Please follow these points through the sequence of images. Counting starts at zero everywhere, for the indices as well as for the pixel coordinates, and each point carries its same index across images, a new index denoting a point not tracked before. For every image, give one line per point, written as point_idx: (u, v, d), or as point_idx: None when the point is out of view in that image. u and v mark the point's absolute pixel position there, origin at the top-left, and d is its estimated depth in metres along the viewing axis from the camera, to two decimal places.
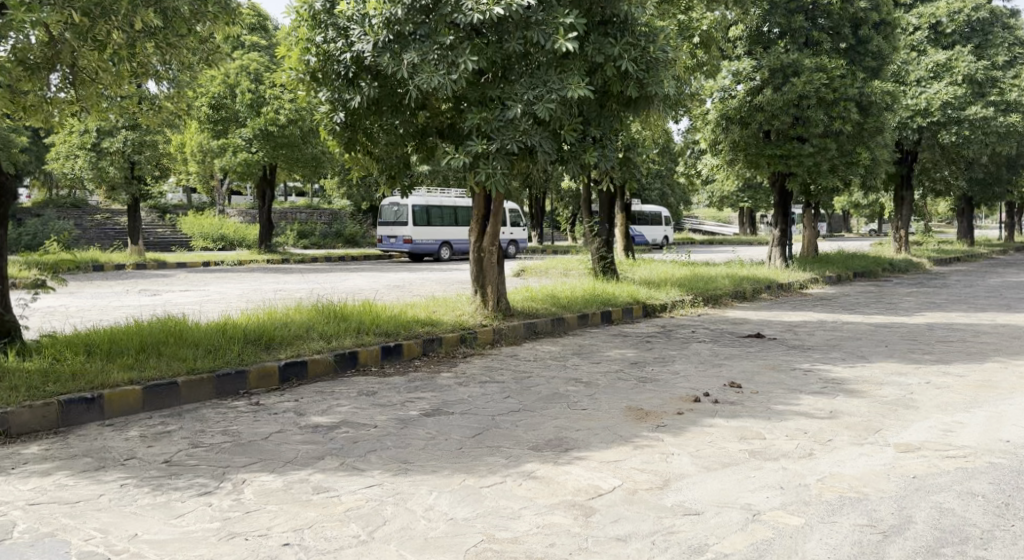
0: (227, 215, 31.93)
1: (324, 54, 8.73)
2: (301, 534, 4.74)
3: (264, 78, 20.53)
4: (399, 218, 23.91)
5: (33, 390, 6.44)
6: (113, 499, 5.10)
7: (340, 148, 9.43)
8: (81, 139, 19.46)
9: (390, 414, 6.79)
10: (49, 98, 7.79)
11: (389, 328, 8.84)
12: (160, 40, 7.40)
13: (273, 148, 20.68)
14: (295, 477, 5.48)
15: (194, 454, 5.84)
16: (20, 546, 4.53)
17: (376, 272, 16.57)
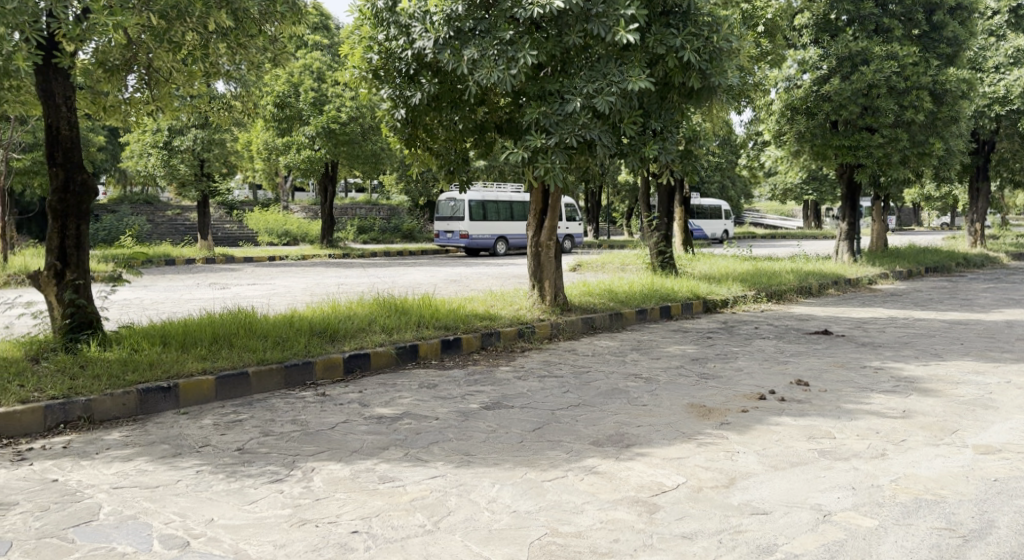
0: (291, 212, 32.43)
1: (386, 52, 8.83)
2: (369, 523, 4.79)
3: (326, 76, 20.72)
4: (456, 213, 24.04)
5: (114, 378, 6.62)
6: (190, 484, 5.22)
7: (401, 144, 9.53)
8: (154, 137, 19.93)
9: (451, 407, 6.83)
10: (122, 100, 8.10)
11: (448, 321, 8.89)
12: (231, 40, 7.56)
13: (335, 146, 20.81)
14: (361, 467, 5.55)
15: (265, 442, 5.94)
16: (105, 528, 4.66)
17: (434, 267, 16.68)
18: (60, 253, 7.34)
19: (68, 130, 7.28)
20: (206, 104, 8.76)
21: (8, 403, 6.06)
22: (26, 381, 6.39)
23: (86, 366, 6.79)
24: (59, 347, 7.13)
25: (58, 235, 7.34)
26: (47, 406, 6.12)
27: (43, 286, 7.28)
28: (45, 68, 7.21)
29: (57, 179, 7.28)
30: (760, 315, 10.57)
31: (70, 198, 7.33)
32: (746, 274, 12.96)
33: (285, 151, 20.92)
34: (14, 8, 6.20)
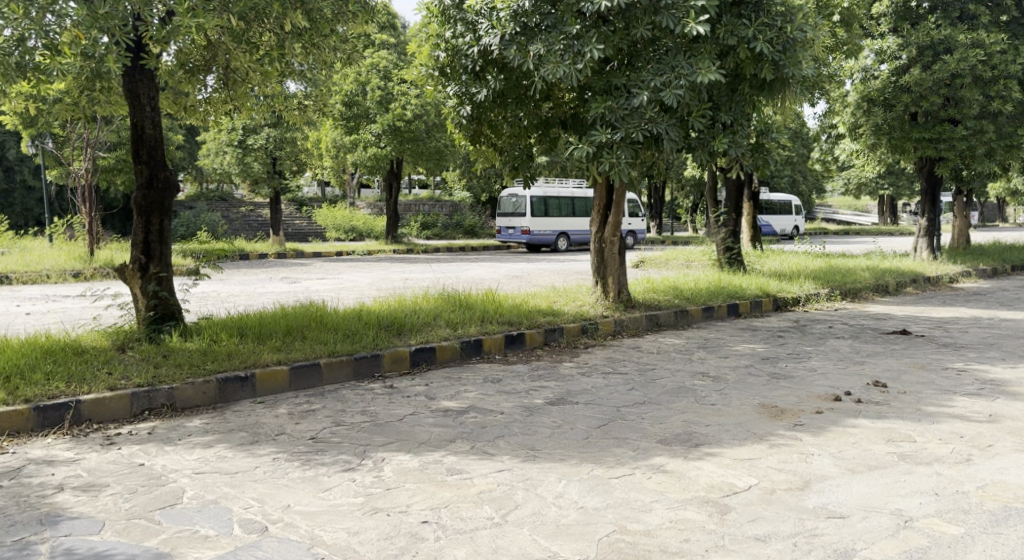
0: (357, 208, 32.82)
1: (452, 49, 8.92)
2: (438, 514, 4.83)
3: (392, 74, 20.92)
4: (518, 209, 24.06)
5: (195, 367, 6.81)
6: (267, 471, 5.35)
7: (466, 140, 9.58)
8: (229, 136, 20.41)
9: (516, 402, 6.84)
10: (199, 100, 8.48)
11: (512, 317, 8.89)
12: (306, 41, 7.67)
13: (400, 143, 20.96)
14: (429, 459, 5.60)
15: (337, 433, 6.05)
16: (189, 511, 4.78)
17: (497, 263, 16.75)
18: (144, 247, 7.55)
19: (152, 129, 7.47)
20: (284, 102, 8.94)
21: (97, 389, 6.28)
22: (113, 369, 6.61)
23: (168, 356, 6.98)
24: (143, 337, 7.35)
25: (142, 229, 7.55)
26: (133, 393, 6.32)
27: (128, 279, 7.49)
28: (131, 70, 7.39)
29: (142, 176, 7.51)
30: (833, 313, 10.35)
31: (153, 195, 7.52)
32: (816, 271, 12.71)
33: (352, 149, 21.11)
34: (106, 11, 6.33)
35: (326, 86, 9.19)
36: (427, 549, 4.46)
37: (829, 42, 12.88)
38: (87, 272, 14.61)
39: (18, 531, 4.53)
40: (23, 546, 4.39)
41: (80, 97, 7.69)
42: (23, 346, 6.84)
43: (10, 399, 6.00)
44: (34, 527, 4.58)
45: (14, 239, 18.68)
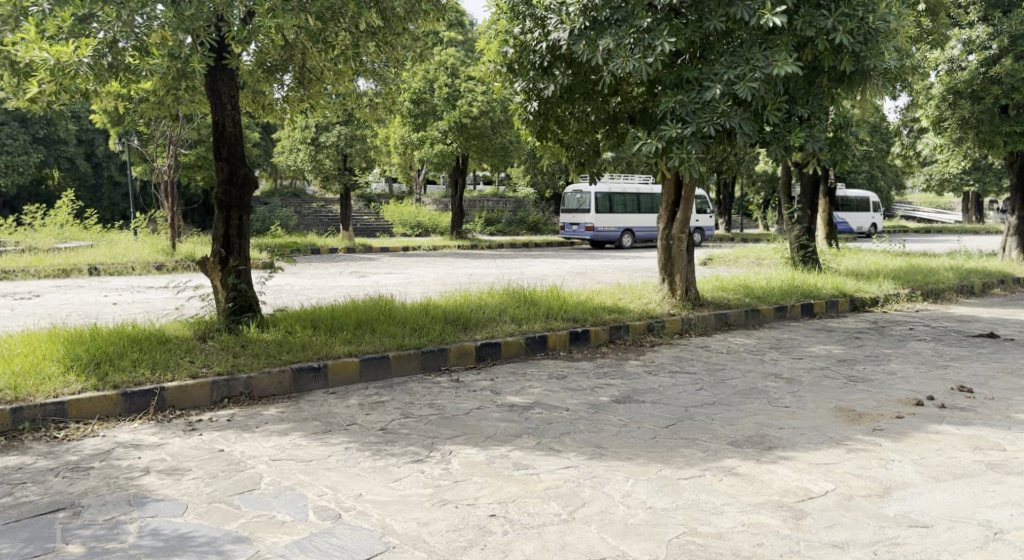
0: (423, 204, 33.09)
1: (521, 45, 8.92)
2: (506, 508, 4.82)
3: (459, 72, 20.98)
4: (583, 206, 23.96)
5: (270, 357, 6.98)
6: (340, 460, 5.47)
7: (533, 136, 9.57)
8: (302, 134, 20.76)
9: (581, 399, 6.78)
10: (277, 98, 8.80)
11: (578, 313, 8.84)
12: (380, 38, 7.78)
13: (465, 140, 21.00)
14: (496, 453, 5.60)
15: (405, 424, 6.13)
16: (266, 497, 4.90)
17: (561, 259, 16.70)
18: (224, 241, 7.75)
19: (233, 127, 7.67)
20: (356, 100, 9.10)
21: (180, 377, 6.48)
22: (195, 357, 6.81)
23: (246, 346, 7.17)
24: (223, 327, 7.57)
25: (222, 224, 7.75)
26: (214, 381, 6.51)
27: (208, 271, 7.71)
28: (214, 68, 7.62)
29: (222, 173, 7.67)
30: (913, 315, 10.04)
31: (233, 190, 7.71)
32: (895, 271, 12.35)
33: (420, 145, 21.29)
34: (192, 13, 6.46)
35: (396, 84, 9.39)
36: (495, 542, 4.46)
37: (915, 32, 12.58)
38: (169, 264, 14.96)
39: (108, 511, 4.69)
40: (112, 525, 4.53)
41: (166, 96, 7.92)
42: (111, 335, 7.08)
43: (100, 385, 6.22)
44: (123, 507, 4.73)
45: (100, 231, 19.39)
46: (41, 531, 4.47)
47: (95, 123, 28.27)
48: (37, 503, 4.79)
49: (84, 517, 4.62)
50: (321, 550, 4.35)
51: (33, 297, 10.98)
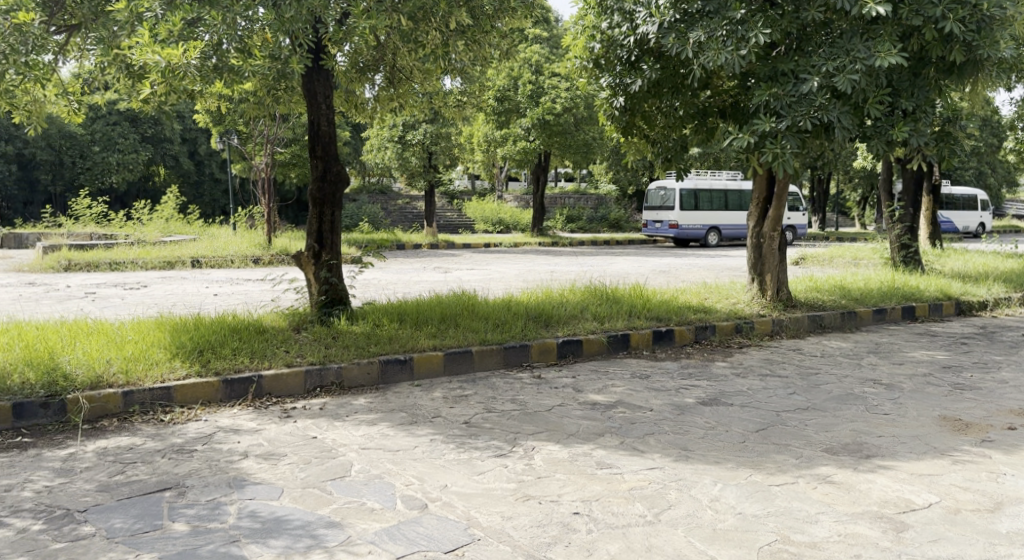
0: (504, 201, 33.18)
1: (607, 40, 8.80)
2: (590, 506, 4.73)
3: (544, 69, 20.88)
4: (666, 203, 23.67)
5: (359, 349, 7.05)
6: (426, 451, 5.47)
7: (618, 132, 9.46)
8: (390, 132, 21.02)
9: (666, 399, 6.63)
10: (367, 98, 8.90)
11: (661, 312, 8.68)
12: (469, 37, 7.88)
13: (548, 137, 20.87)
14: (579, 451, 5.51)
15: (488, 418, 6.09)
16: (356, 484, 4.93)
17: (643, 257, 16.54)
18: (318, 236, 7.92)
19: (327, 126, 7.80)
20: (444, 98, 9.39)
21: (276, 365, 6.61)
22: (289, 348, 6.93)
23: (337, 338, 7.29)
24: (316, 319, 7.74)
25: (316, 220, 7.92)
26: (307, 369, 6.61)
27: (303, 265, 7.92)
28: (311, 70, 7.74)
29: (316, 170, 7.85)
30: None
31: (326, 186, 7.88)
32: (1001, 273, 11.79)
33: (503, 142, 21.37)
34: (291, 15, 6.47)
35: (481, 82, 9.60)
36: (580, 540, 4.37)
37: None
38: (266, 258, 15.31)
39: (210, 492, 4.77)
40: (214, 505, 4.61)
41: (266, 96, 8.18)
42: (212, 324, 7.27)
43: (203, 371, 6.38)
44: (223, 489, 4.81)
45: (202, 225, 20.04)
46: (150, 508, 4.56)
47: (198, 122, 29.15)
48: (146, 481, 4.90)
49: (188, 497, 4.70)
50: (408, 538, 4.35)
51: (139, 288, 11.38)
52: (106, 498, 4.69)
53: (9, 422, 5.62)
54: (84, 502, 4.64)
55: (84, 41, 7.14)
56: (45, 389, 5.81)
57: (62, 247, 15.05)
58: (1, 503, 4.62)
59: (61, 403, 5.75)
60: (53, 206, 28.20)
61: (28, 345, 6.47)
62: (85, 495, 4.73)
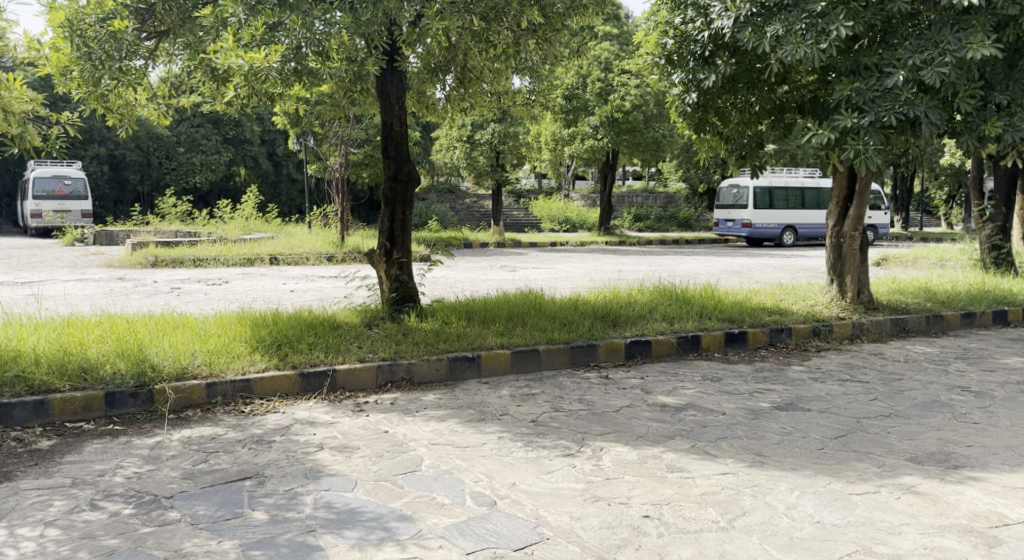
0: (571, 200, 33.06)
1: (681, 36, 8.67)
2: (661, 510, 4.61)
3: (613, 66, 20.59)
4: (739, 201, 23.28)
5: (429, 346, 7.04)
6: (494, 448, 5.41)
7: (690, 130, 9.30)
8: (458, 132, 21.09)
9: (739, 403, 6.45)
10: (438, 98, 8.91)
11: (733, 314, 8.46)
12: (540, 35, 7.86)
13: (617, 134, 20.67)
14: (648, 453, 5.39)
15: (556, 417, 6.01)
16: (427, 479, 4.90)
17: (714, 257, 16.25)
18: (389, 235, 7.95)
19: (399, 127, 7.81)
20: (511, 97, 9.35)
21: (349, 361, 6.63)
22: (362, 343, 6.96)
23: (407, 334, 7.30)
24: (387, 316, 7.76)
25: (388, 219, 7.95)
26: (379, 365, 6.62)
27: (375, 263, 7.96)
28: (385, 71, 7.79)
29: (388, 170, 7.88)
30: None
31: (398, 186, 7.91)
32: None
33: (570, 140, 21.30)
34: (368, 18, 6.49)
35: (551, 81, 9.56)
36: (650, 544, 4.27)
37: None
38: (339, 256, 15.49)
39: (287, 482, 4.80)
40: (292, 495, 4.63)
41: (342, 98, 8.27)
42: (289, 320, 7.36)
43: (281, 364, 6.44)
44: (300, 479, 4.84)
45: (279, 223, 20.41)
46: (232, 497, 4.61)
47: (277, 123, 29.60)
48: (227, 470, 4.94)
49: (267, 486, 4.74)
50: (478, 534, 4.30)
51: (221, 283, 11.60)
52: (191, 485, 4.75)
53: (101, 410, 5.73)
54: (170, 488, 4.70)
55: (174, 47, 7.25)
56: (134, 379, 5.90)
57: (149, 244, 15.46)
58: (94, 487, 4.70)
59: (149, 392, 5.85)
60: (139, 205, 29.09)
61: (119, 336, 6.58)
62: (172, 482, 4.79)
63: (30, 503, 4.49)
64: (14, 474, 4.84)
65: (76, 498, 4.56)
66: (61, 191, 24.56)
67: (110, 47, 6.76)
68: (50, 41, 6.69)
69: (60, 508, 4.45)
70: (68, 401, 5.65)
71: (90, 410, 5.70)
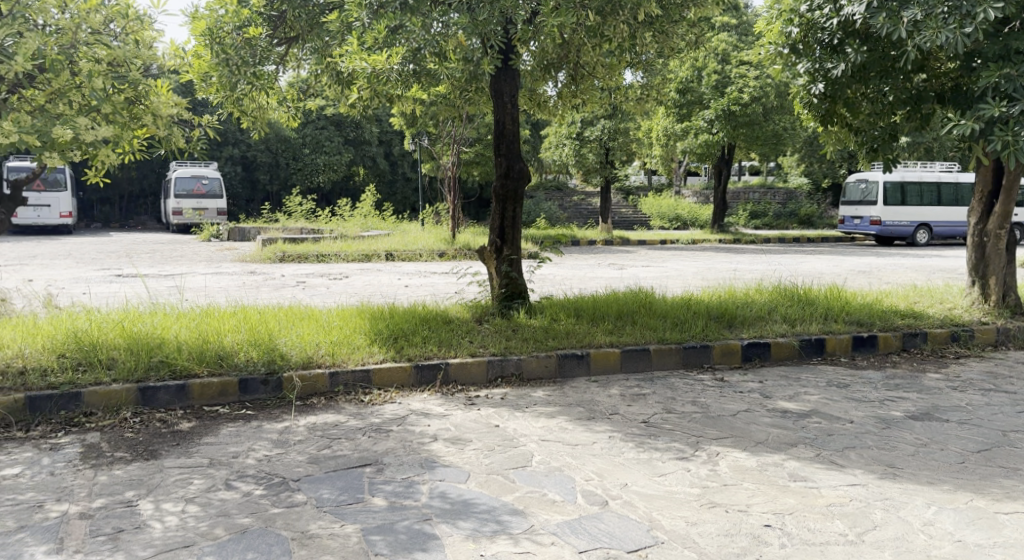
0: (683, 197, 32.53)
1: (807, 24, 8.37)
2: (783, 519, 4.35)
3: (730, 58, 20.17)
4: (868, 197, 22.38)
5: (539, 343, 6.91)
6: (605, 447, 5.24)
7: (817, 123, 8.88)
8: (568, 129, 20.99)
9: (868, 411, 6.08)
10: (550, 95, 8.83)
11: (862, 317, 8.03)
12: (658, 28, 7.69)
13: (733, 129, 20.02)
14: (769, 460, 5.11)
15: (668, 419, 5.79)
16: (538, 475, 4.77)
17: (839, 255, 15.57)
18: (500, 232, 7.86)
19: (512, 125, 7.75)
20: (623, 92, 9.15)
21: (461, 355, 6.58)
22: (474, 338, 6.90)
23: (517, 331, 7.19)
24: (497, 313, 7.69)
25: (498, 215, 7.86)
26: (489, 359, 6.54)
27: (486, 259, 7.90)
28: (498, 70, 7.74)
29: (500, 167, 7.83)
30: None
31: (509, 183, 7.82)
32: None
33: (683, 135, 20.94)
34: (485, 18, 6.46)
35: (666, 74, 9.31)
36: (773, 554, 4.03)
37: None
38: (450, 253, 15.62)
39: (404, 470, 4.76)
40: (408, 484, 4.59)
41: (458, 96, 8.29)
42: (406, 313, 7.38)
43: (397, 357, 6.44)
44: (416, 469, 4.79)
45: (395, 222, 20.76)
46: (353, 482, 4.60)
47: (394, 124, 30.09)
48: (349, 457, 4.94)
49: (386, 474, 4.71)
50: (590, 533, 4.15)
51: (342, 278, 11.77)
52: (316, 470, 4.76)
53: (235, 395, 5.84)
54: (297, 472, 4.73)
55: (303, 52, 7.37)
56: (265, 367, 6.01)
57: (277, 240, 15.95)
58: (229, 467, 4.77)
59: (278, 379, 5.93)
60: (269, 203, 30.14)
61: (251, 326, 6.70)
62: (299, 465, 4.82)
63: (172, 480, 4.58)
64: (158, 453, 4.96)
65: (213, 477, 4.63)
66: (200, 190, 25.61)
67: (245, 53, 6.95)
68: (193, 50, 6.81)
69: (198, 486, 4.52)
70: (207, 386, 5.78)
71: (225, 395, 5.82)
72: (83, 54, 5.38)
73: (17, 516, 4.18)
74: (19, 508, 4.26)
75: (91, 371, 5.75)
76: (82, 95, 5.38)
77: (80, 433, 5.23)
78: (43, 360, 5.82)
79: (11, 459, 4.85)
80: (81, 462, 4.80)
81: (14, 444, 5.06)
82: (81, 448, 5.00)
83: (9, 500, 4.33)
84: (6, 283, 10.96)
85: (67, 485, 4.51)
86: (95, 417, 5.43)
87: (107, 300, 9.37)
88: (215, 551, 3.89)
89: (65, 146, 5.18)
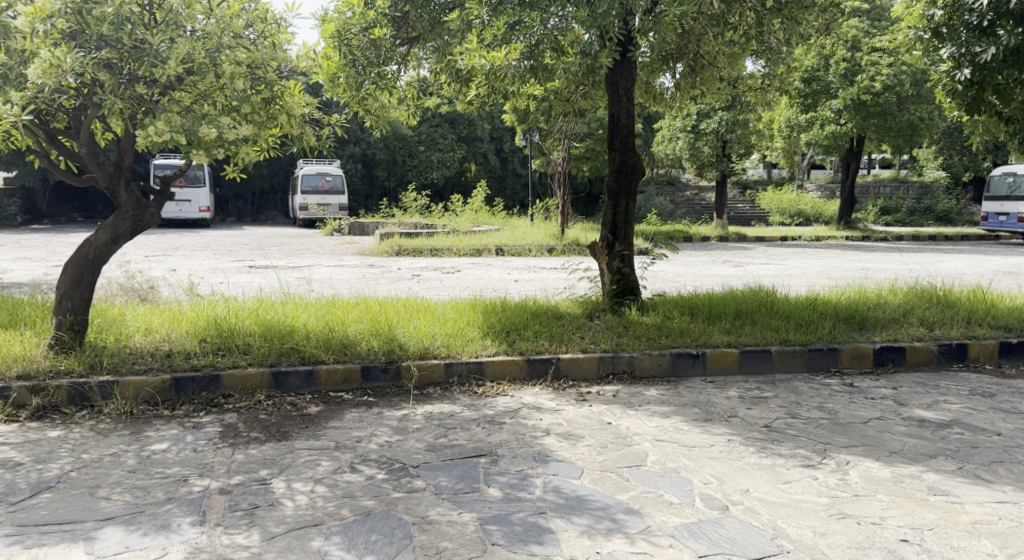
0: (805, 191, 31.46)
1: (953, 6, 7.91)
2: (922, 535, 4.02)
3: (861, 44, 19.31)
4: (1015, 192, 21.14)
5: (653, 341, 6.69)
6: (724, 450, 4.99)
7: (961, 111, 8.27)
8: (684, 122, 20.59)
9: (1017, 424, 5.60)
10: (667, 87, 8.56)
11: (1009, 322, 7.48)
12: (786, 14, 7.46)
13: (863, 119, 19.15)
14: (905, 471, 4.76)
15: (793, 424, 5.48)
16: (653, 475, 4.57)
17: (981, 255, 14.60)
18: (612, 227, 7.65)
19: (626, 118, 7.54)
20: (744, 82, 8.78)
21: (573, 350, 6.42)
22: (585, 334, 6.74)
23: (630, 328, 6.99)
24: (608, 308, 7.49)
25: (611, 210, 7.66)
26: (601, 356, 6.36)
27: (597, 255, 7.71)
28: (617, 63, 7.53)
29: (614, 162, 7.64)
30: None
31: (623, 177, 7.62)
32: None
33: (808, 127, 20.22)
34: (602, 11, 6.07)
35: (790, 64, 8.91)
36: None
37: None
38: (559, 248, 15.47)
39: (518, 463, 4.64)
40: (523, 476, 4.47)
41: (574, 90, 8.12)
42: (518, 308, 7.28)
43: (510, 350, 6.33)
44: (530, 462, 4.66)
45: (506, 217, 20.76)
46: (469, 472, 4.51)
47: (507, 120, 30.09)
48: (464, 447, 4.86)
49: (500, 465, 4.60)
50: (710, 538, 3.93)
51: (455, 272, 11.77)
52: (434, 457, 4.69)
53: (358, 382, 5.84)
54: (417, 459, 4.67)
55: (423, 52, 7.32)
56: (386, 356, 6.01)
57: (394, 234, 16.15)
58: (354, 451, 4.75)
59: (397, 368, 5.91)
60: (387, 198, 30.71)
61: (373, 317, 6.72)
62: (417, 452, 4.76)
63: (302, 461, 4.60)
64: (290, 434, 5.00)
65: (339, 460, 4.62)
66: (325, 186, 26.25)
67: (371, 54, 7.03)
68: (323, 51, 6.91)
69: (326, 467, 4.52)
70: (333, 372, 5.80)
71: (349, 382, 5.83)
72: (225, 56, 5.34)
73: (165, 488, 4.25)
74: (166, 480, 4.34)
75: (229, 355, 5.88)
76: (225, 96, 5.37)
77: (220, 413, 5.33)
78: (186, 344, 6.00)
79: (159, 434, 4.96)
80: (221, 440, 4.88)
81: (161, 421, 5.18)
82: (220, 427, 5.08)
83: (157, 473, 4.42)
84: (152, 272, 11.44)
85: (208, 461, 4.58)
86: (234, 399, 5.53)
87: (243, 289, 9.65)
88: (342, 531, 3.86)
89: (209, 144, 5.33)
